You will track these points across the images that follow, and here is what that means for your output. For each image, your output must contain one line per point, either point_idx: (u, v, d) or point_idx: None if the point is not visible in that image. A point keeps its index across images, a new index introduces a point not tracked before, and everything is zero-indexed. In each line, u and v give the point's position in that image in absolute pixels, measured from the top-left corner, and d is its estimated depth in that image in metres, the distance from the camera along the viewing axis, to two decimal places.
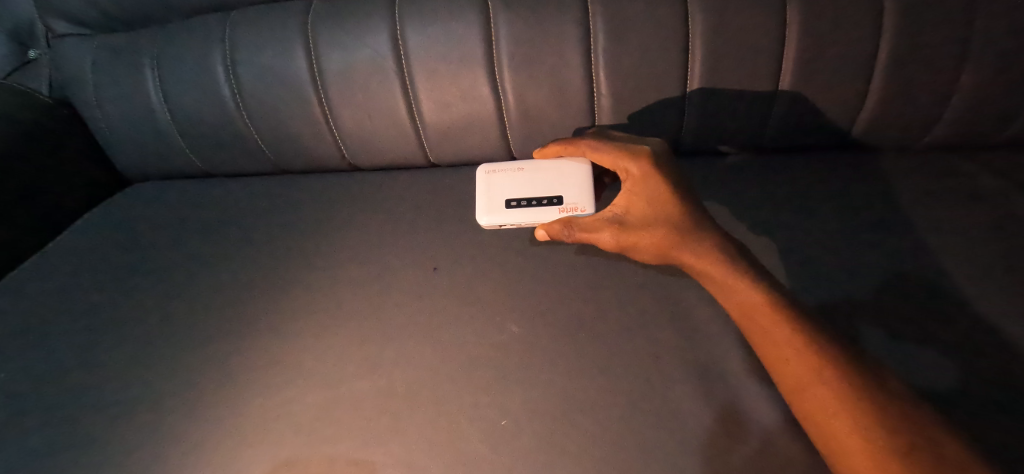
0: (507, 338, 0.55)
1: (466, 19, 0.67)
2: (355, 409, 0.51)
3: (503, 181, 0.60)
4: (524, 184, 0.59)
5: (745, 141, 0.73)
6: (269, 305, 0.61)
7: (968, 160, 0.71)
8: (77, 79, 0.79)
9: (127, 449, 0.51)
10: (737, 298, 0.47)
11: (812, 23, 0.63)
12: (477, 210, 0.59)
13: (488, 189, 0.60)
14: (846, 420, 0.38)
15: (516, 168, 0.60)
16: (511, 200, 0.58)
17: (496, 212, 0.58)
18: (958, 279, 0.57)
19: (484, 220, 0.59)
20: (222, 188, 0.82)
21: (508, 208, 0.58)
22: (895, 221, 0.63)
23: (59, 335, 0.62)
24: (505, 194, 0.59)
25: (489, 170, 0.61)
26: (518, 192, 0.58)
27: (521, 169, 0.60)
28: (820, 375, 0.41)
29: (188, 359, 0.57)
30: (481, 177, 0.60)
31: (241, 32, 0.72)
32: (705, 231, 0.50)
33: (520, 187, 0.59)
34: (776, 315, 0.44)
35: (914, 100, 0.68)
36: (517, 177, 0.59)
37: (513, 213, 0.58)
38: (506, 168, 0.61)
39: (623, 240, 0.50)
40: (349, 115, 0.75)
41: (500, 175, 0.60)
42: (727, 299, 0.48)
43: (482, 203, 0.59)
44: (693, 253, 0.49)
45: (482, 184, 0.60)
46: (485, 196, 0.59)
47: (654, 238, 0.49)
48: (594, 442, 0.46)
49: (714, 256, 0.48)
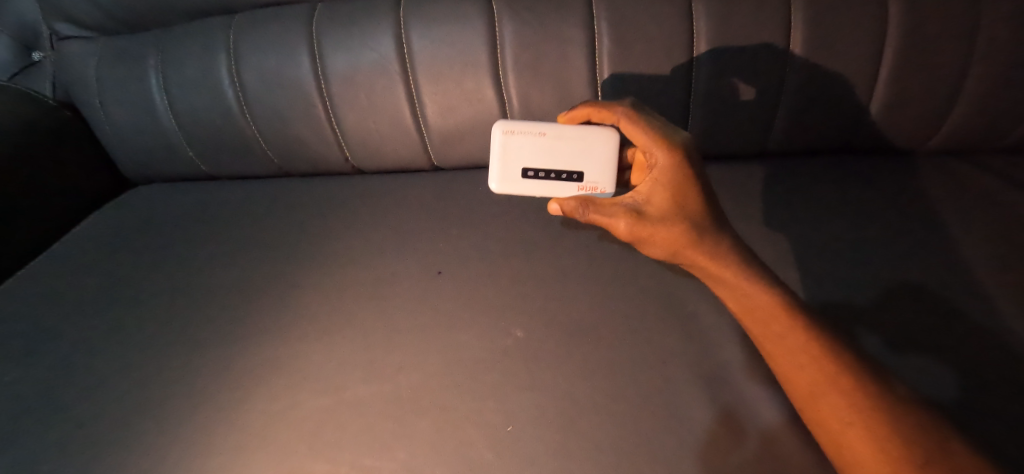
0: (511, 342, 0.54)
1: (471, 23, 0.67)
2: (359, 414, 0.50)
3: (522, 146, 0.56)
4: (545, 153, 0.56)
5: (750, 145, 0.73)
6: (272, 308, 0.61)
7: (971, 163, 0.71)
8: (80, 81, 0.79)
9: (128, 453, 0.50)
10: (751, 303, 0.46)
11: (814, 26, 0.64)
12: (491, 174, 0.56)
13: (504, 153, 0.56)
14: (862, 431, 0.38)
15: (538, 132, 0.56)
16: (528, 170, 0.56)
17: (511, 180, 0.57)
18: (962, 280, 0.56)
19: (496, 187, 0.57)
20: (225, 190, 0.82)
21: (525, 179, 0.56)
22: (900, 224, 0.63)
23: (62, 339, 0.62)
24: (523, 162, 0.56)
25: (507, 130, 0.56)
26: (537, 161, 0.56)
27: (543, 134, 0.56)
28: (836, 383, 0.40)
29: (193, 363, 0.57)
30: (498, 137, 0.56)
31: (245, 34, 0.72)
32: (722, 234, 0.48)
33: (539, 156, 0.56)
34: (791, 321, 0.44)
35: (917, 104, 0.68)
36: (537, 144, 0.56)
37: (529, 184, 0.57)
38: (527, 128, 0.57)
39: (641, 231, 0.48)
40: (352, 117, 0.74)
41: (519, 139, 0.56)
42: (739, 304, 0.47)
43: (496, 167, 0.57)
44: (708, 255, 0.47)
45: (498, 144, 0.56)
46: (501, 159, 0.56)
47: (669, 235, 0.47)
48: (599, 447, 0.46)
49: (730, 260, 0.47)
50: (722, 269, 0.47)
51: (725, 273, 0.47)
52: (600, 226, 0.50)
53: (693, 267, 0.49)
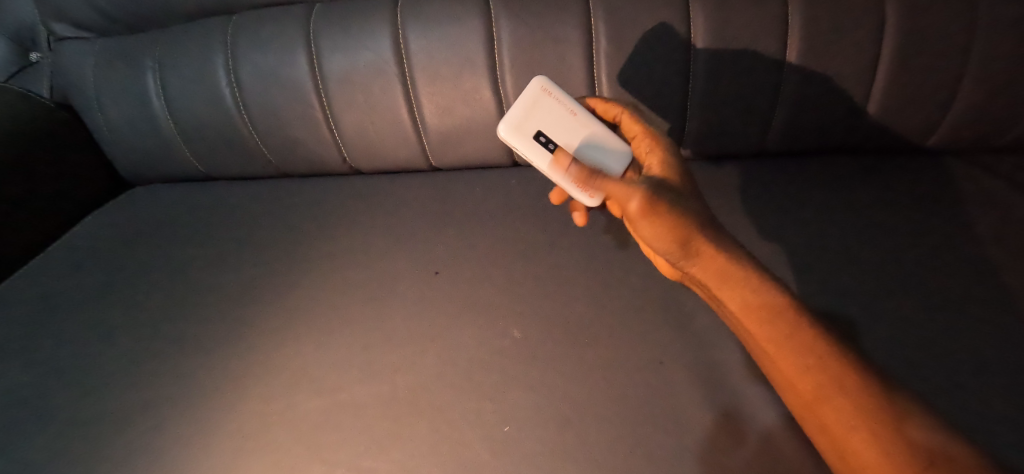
0: (507, 343, 0.54)
1: (467, 22, 0.67)
2: (355, 415, 0.50)
3: (548, 111, 0.56)
4: (565, 130, 0.55)
5: (747, 145, 0.73)
6: (269, 310, 0.61)
7: (970, 162, 0.70)
8: (77, 82, 0.80)
9: (123, 453, 0.50)
10: (757, 300, 0.45)
11: (813, 26, 0.63)
12: (506, 116, 0.55)
13: (529, 106, 0.56)
14: (867, 435, 0.38)
15: (569, 109, 0.56)
16: (541, 134, 0.55)
17: (519, 134, 0.55)
18: (961, 280, 0.56)
19: (504, 131, 0.55)
20: (225, 191, 0.82)
21: (533, 140, 0.55)
22: (898, 222, 0.63)
23: (58, 339, 0.62)
24: (541, 125, 0.55)
25: (545, 89, 0.56)
26: (554, 132, 0.55)
27: (573, 112, 0.56)
28: (843, 389, 0.40)
29: (189, 365, 0.57)
30: (533, 89, 0.56)
31: (242, 35, 0.72)
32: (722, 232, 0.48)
33: (558, 129, 0.55)
34: (797, 321, 0.43)
35: (915, 103, 0.68)
36: (563, 117, 0.56)
37: (532, 146, 0.55)
38: (563, 99, 0.56)
39: (656, 205, 0.45)
40: (349, 116, 0.74)
41: (550, 103, 0.56)
42: (745, 305, 0.45)
43: (516, 114, 0.55)
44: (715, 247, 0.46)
45: (529, 96, 0.56)
46: (523, 110, 0.55)
47: (681, 217, 0.45)
48: (595, 448, 0.46)
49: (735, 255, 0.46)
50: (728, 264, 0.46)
51: (735, 278, 0.45)
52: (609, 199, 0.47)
53: (700, 263, 0.47)
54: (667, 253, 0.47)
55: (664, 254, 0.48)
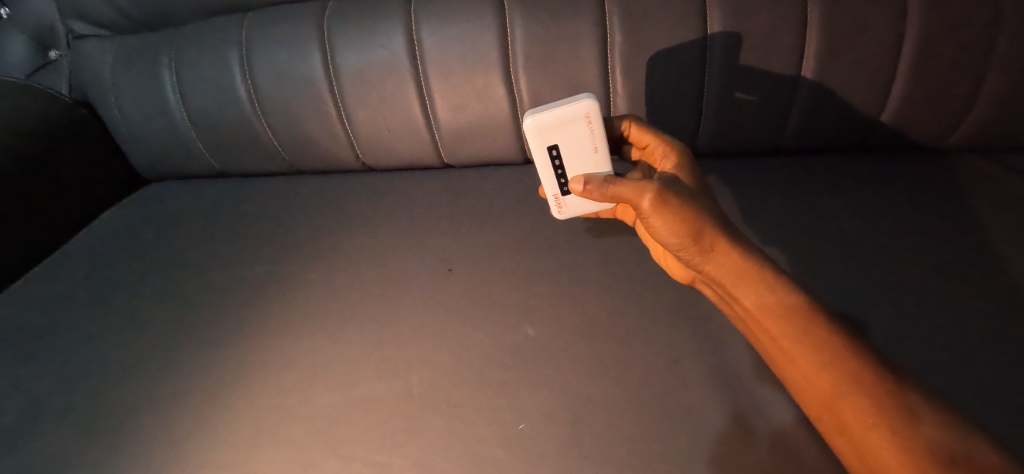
0: (520, 340, 0.54)
1: (482, 19, 0.67)
2: (370, 409, 0.51)
3: (575, 134, 0.54)
4: (578, 158, 0.55)
5: (761, 142, 0.72)
6: (284, 305, 0.62)
7: (995, 160, 0.68)
8: (96, 80, 0.81)
9: (137, 446, 0.51)
10: (773, 298, 0.45)
11: (830, 23, 0.62)
12: (537, 116, 0.53)
13: (563, 120, 0.53)
14: (885, 435, 0.37)
15: (595, 145, 0.54)
16: (557, 150, 0.54)
17: (536, 138, 0.54)
18: (982, 279, 0.54)
19: (525, 125, 0.53)
20: (241, 187, 0.83)
21: (545, 149, 0.54)
22: (916, 221, 0.62)
23: (77, 333, 0.64)
24: (560, 143, 0.54)
25: (589, 116, 0.53)
26: (567, 153, 0.55)
27: (596, 151, 0.54)
28: (859, 385, 0.40)
29: (205, 358, 0.58)
30: (578, 108, 0.53)
31: (257, 33, 0.72)
32: (735, 228, 0.49)
33: (572, 154, 0.55)
34: (813, 318, 0.43)
35: (935, 102, 0.65)
36: (587, 147, 0.54)
37: (540, 152, 0.55)
38: (598, 133, 0.54)
39: (666, 201, 0.47)
40: (363, 114, 0.75)
41: (582, 130, 0.54)
42: (761, 304, 0.45)
43: (549, 118, 0.53)
44: (726, 244, 0.47)
45: (571, 111, 0.53)
46: (556, 120, 0.53)
47: (690, 213, 0.47)
48: (608, 445, 0.46)
49: (747, 252, 0.47)
50: (742, 260, 0.46)
51: (747, 270, 0.46)
52: (621, 200, 0.49)
53: (713, 259, 0.48)
54: (682, 249, 0.48)
55: (679, 251, 0.49)
